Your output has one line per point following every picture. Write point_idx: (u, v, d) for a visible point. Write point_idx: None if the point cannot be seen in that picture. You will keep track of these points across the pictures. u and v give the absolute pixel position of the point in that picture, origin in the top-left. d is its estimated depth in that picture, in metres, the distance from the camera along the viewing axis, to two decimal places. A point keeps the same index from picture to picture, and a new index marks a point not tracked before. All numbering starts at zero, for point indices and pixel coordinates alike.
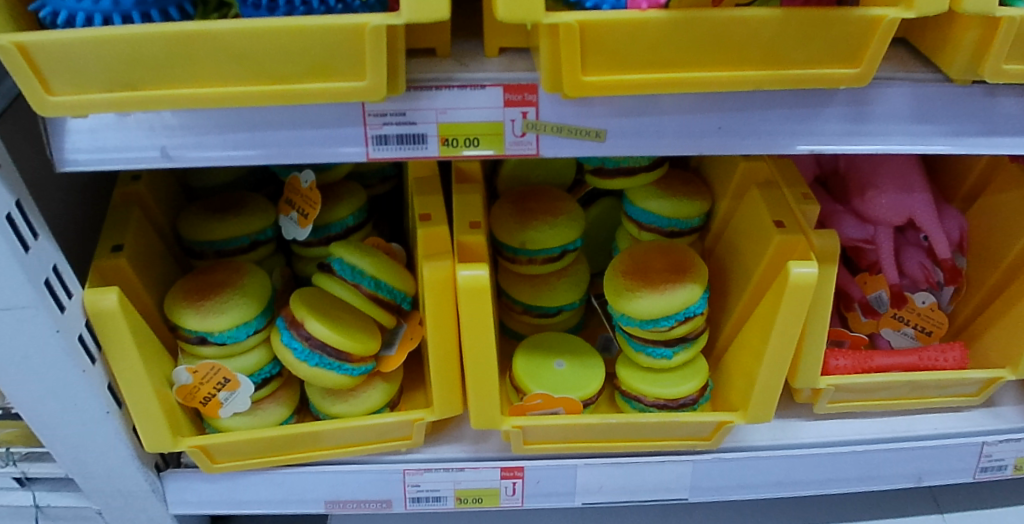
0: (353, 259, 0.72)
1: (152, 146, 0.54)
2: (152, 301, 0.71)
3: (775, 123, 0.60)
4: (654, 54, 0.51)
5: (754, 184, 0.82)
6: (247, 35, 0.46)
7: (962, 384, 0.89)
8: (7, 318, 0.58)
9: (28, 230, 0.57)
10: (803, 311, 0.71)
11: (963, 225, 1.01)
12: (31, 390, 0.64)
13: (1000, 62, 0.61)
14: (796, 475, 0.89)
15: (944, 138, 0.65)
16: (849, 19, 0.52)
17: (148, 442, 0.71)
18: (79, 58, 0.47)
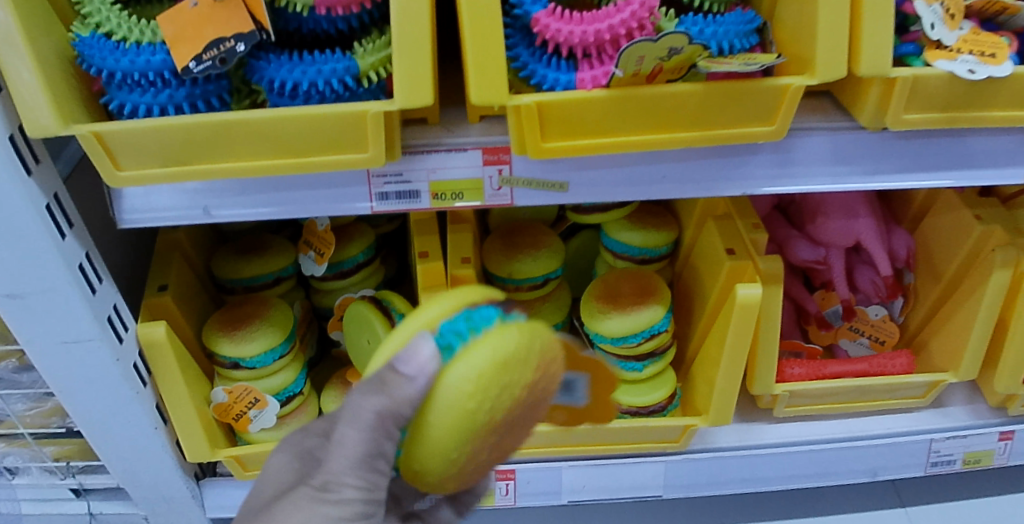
0: (399, 301, 0.86)
1: (196, 206, 0.66)
2: (192, 332, 0.83)
3: (712, 171, 0.72)
4: (601, 122, 0.63)
5: (713, 217, 0.94)
6: (275, 121, 0.59)
7: (909, 387, 0.99)
8: (76, 349, 0.70)
9: (94, 276, 0.70)
10: (750, 327, 0.83)
11: (910, 244, 1.08)
12: (93, 411, 0.76)
13: (901, 113, 0.71)
14: (759, 472, 1.01)
15: (861, 176, 0.76)
16: (761, 89, 0.64)
17: (189, 453, 0.83)
18: (142, 142, 0.59)
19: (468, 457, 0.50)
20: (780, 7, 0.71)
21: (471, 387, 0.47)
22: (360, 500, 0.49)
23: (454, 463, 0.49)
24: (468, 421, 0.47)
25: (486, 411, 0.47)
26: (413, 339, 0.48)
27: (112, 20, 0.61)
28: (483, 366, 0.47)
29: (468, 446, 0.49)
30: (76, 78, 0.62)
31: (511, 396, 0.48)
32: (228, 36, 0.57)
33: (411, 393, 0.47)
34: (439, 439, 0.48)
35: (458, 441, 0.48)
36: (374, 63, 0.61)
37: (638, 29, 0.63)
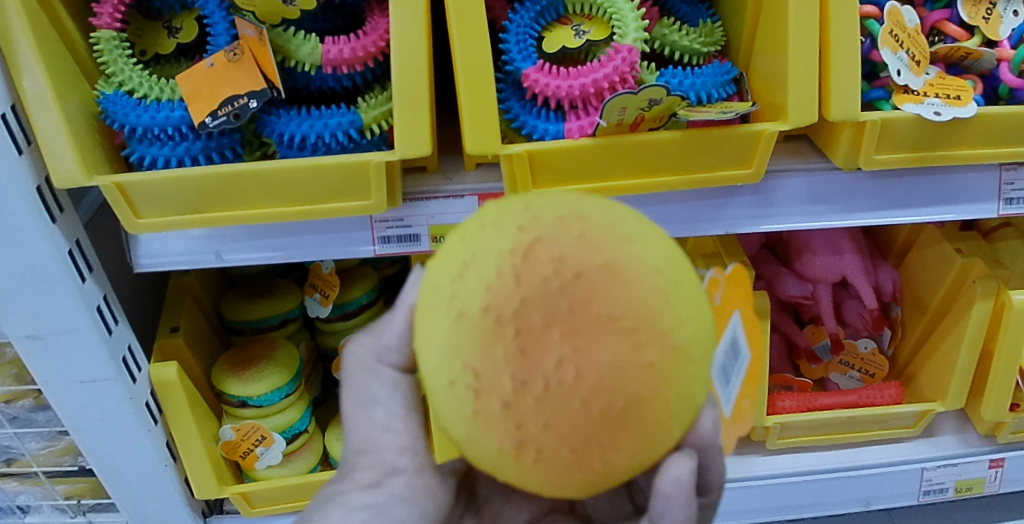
0: None
1: (209, 251, 0.70)
2: (201, 372, 0.87)
3: (695, 212, 0.76)
4: (589, 168, 0.68)
5: (701, 255, 0.98)
6: (284, 172, 0.63)
7: (898, 418, 1.02)
8: (93, 388, 0.74)
9: (111, 318, 0.73)
10: None
11: (896, 278, 1.11)
12: (107, 448, 0.79)
13: (872, 153, 0.75)
14: (753, 503, 1.03)
15: (839, 214, 0.80)
16: (738, 135, 0.68)
17: (198, 490, 0.85)
18: (160, 192, 0.63)
19: (480, 378, 0.39)
20: (755, 58, 0.76)
21: (446, 273, 0.42)
22: (373, 447, 0.53)
23: (459, 387, 0.40)
24: (446, 313, 0.40)
25: (472, 300, 0.40)
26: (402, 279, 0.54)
27: (134, 79, 0.65)
28: (447, 246, 0.43)
29: (469, 353, 0.39)
30: (100, 132, 0.67)
31: (499, 266, 0.40)
32: (242, 94, 0.62)
33: (390, 324, 0.53)
34: (427, 347, 0.41)
35: (451, 357, 0.40)
36: (377, 116, 0.66)
37: (621, 82, 0.67)
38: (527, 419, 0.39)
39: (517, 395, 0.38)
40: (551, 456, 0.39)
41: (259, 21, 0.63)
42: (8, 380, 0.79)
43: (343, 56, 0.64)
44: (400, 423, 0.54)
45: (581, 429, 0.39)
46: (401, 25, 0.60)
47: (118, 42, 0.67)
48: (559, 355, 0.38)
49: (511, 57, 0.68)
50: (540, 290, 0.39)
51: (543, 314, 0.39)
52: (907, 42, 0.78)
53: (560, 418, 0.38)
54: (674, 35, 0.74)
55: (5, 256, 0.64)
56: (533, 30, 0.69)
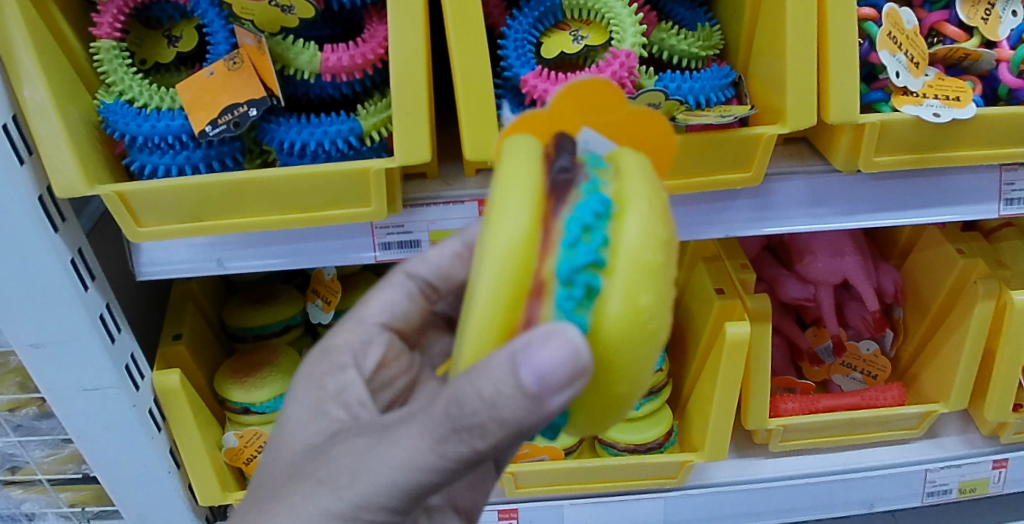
0: None
1: (210, 259, 0.71)
2: (204, 379, 0.87)
3: (694, 215, 0.76)
4: None
5: (703, 258, 0.97)
6: (284, 179, 0.63)
7: (900, 419, 1.02)
8: (96, 396, 0.74)
9: (114, 326, 0.74)
10: (741, 364, 0.86)
11: (899, 280, 1.10)
12: (110, 455, 0.79)
13: (872, 155, 0.75)
14: (757, 506, 1.02)
15: (839, 217, 0.80)
16: (737, 138, 0.68)
17: (201, 497, 0.86)
18: (161, 201, 0.64)
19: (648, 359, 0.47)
20: (753, 61, 0.76)
21: (649, 295, 0.43)
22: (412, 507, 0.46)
23: (636, 379, 0.46)
24: (649, 322, 0.44)
25: (667, 307, 0.45)
26: (548, 332, 0.40)
27: (135, 88, 0.66)
28: (632, 274, 0.42)
29: (655, 348, 0.46)
30: (101, 141, 0.67)
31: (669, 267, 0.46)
32: (242, 102, 0.62)
33: (514, 408, 0.41)
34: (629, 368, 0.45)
35: (620, 375, 0.45)
36: (376, 123, 0.66)
37: (620, 86, 0.67)
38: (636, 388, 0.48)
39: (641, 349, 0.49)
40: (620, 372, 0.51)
41: (258, 30, 0.63)
42: (12, 389, 0.80)
43: (342, 64, 0.64)
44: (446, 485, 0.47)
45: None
46: (399, 32, 0.60)
47: (118, 52, 0.67)
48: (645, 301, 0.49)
49: (510, 63, 0.68)
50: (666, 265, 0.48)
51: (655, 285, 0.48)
52: (905, 43, 0.78)
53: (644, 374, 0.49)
54: (672, 39, 0.74)
55: (8, 265, 0.64)
56: (532, 35, 0.70)
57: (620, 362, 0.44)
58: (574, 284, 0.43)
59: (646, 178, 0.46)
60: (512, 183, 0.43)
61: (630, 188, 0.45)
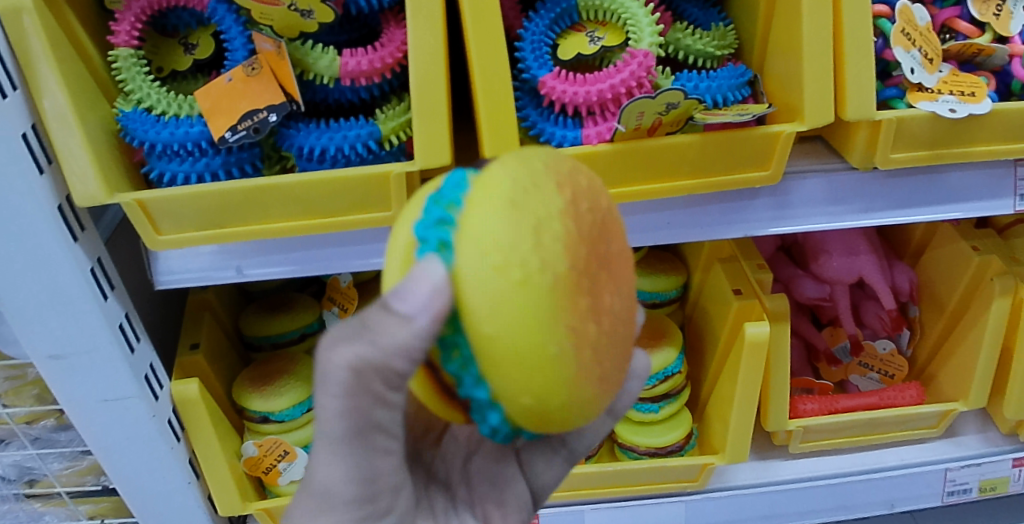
0: None
1: (229, 267, 0.70)
2: (222, 389, 0.87)
3: (713, 215, 0.76)
4: (609, 174, 0.68)
5: (719, 259, 0.97)
6: (305, 185, 0.63)
7: (920, 418, 1.01)
8: (116, 407, 0.73)
9: (133, 335, 0.73)
10: (761, 364, 0.85)
11: (913, 278, 1.09)
12: (129, 467, 0.79)
13: (889, 152, 0.75)
14: (778, 508, 1.02)
15: (857, 214, 0.79)
16: (756, 136, 0.68)
17: (221, 507, 0.85)
18: (180, 208, 0.64)
19: (576, 330, 0.42)
20: (769, 59, 0.76)
21: (500, 243, 0.40)
22: (375, 478, 0.45)
23: (559, 347, 0.42)
24: (519, 275, 0.40)
25: (547, 252, 0.41)
26: (410, 272, 0.40)
27: (152, 96, 0.66)
28: (495, 269, 0.40)
29: (564, 309, 0.41)
30: (119, 149, 0.67)
31: (558, 217, 0.42)
32: (261, 107, 0.62)
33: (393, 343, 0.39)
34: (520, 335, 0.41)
35: (535, 373, 0.42)
36: (394, 127, 0.66)
37: (637, 87, 0.67)
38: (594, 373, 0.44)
39: (597, 333, 0.44)
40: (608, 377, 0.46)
41: (277, 35, 0.63)
42: (30, 401, 0.80)
43: (361, 68, 0.64)
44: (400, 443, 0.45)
45: (617, 341, 0.46)
46: (418, 36, 0.60)
47: (136, 60, 0.67)
48: (607, 290, 0.45)
49: (528, 65, 0.68)
50: (588, 231, 0.44)
51: (596, 257, 0.44)
52: (919, 40, 0.78)
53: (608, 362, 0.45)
54: (687, 39, 0.74)
55: (28, 276, 0.64)
56: (548, 37, 0.70)
57: (519, 361, 0.41)
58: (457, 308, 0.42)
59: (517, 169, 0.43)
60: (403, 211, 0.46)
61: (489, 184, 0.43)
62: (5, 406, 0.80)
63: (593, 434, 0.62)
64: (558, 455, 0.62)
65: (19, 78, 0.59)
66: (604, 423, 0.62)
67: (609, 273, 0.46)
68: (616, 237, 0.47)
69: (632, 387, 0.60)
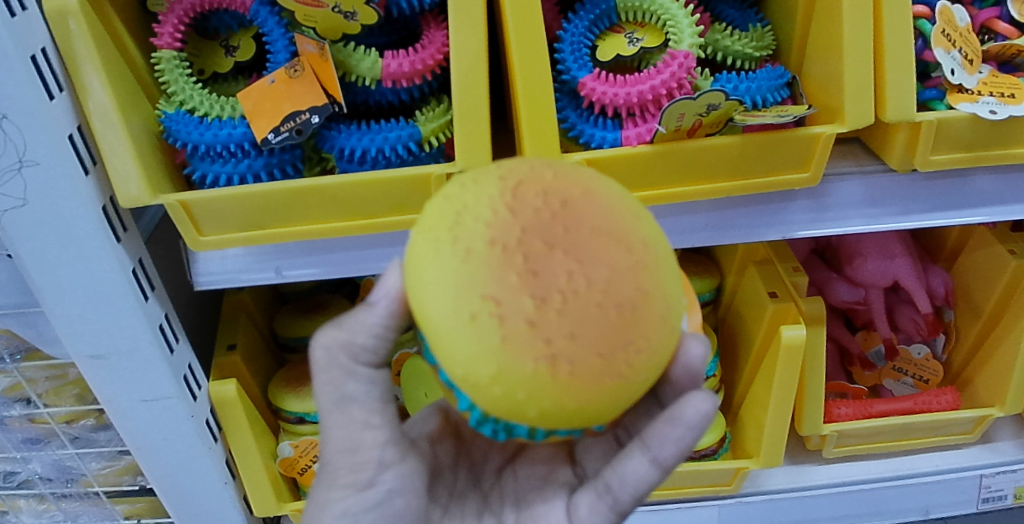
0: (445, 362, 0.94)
1: (269, 268, 0.71)
2: (258, 390, 0.88)
3: (751, 217, 0.75)
4: (648, 175, 0.68)
5: (753, 261, 0.96)
6: (346, 186, 0.63)
7: (956, 424, 0.99)
8: (155, 407, 0.74)
9: (172, 336, 0.74)
10: (797, 368, 0.84)
11: (948, 282, 1.07)
12: (167, 467, 0.79)
13: (928, 154, 0.73)
14: (811, 514, 1.01)
15: (896, 216, 0.77)
16: (797, 137, 0.67)
17: (256, 507, 0.86)
18: (223, 209, 0.64)
19: (500, 303, 0.43)
20: (808, 61, 0.75)
21: (428, 240, 0.45)
22: (353, 446, 0.53)
23: (480, 318, 0.43)
24: (451, 255, 0.44)
25: (463, 233, 0.44)
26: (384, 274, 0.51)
27: (195, 98, 0.66)
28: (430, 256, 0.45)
29: (487, 280, 0.43)
30: (161, 150, 0.68)
31: (486, 204, 0.45)
32: (303, 109, 0.62)
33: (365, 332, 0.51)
34: (436, 307, 0.44)
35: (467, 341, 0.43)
36: (435, 129, 0.66)
37: (678, 88, 0.68)
38: (553, 331, 0.43)
39: (540, 311, 0.43)
40: (584, 362, 0.43)
41: (320, 37, 0.64)
42: (70, 401, 0.81)
43: (402, 70, 0.64)
44: (379, 417, 0.53)
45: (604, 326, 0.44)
46: (460, 38, 0.60)
47: (178, 61, 0.67)
48: (567, 268, 0.44)
49: (568, 66, 0.69)
50: (531, 218, 0.45)
51: (543, 237, 0.44)
52: (959, 40, 0.76)
53: (582, 327, 0.43)
54: (726, 40, 0.74)
55: (72, 277, 0.64)
56: (587, 38, 0.71)
57: (445, 334, 0.43)
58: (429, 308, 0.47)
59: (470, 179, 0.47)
60: None
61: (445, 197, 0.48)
62: (45, 405, 0.81)
63: (638, 485, 0.53)
64: (602, 500, 0.55)
65: (66, 79, 0.60)
66: (651, 474, 0.52)
67: (575, 257, 0.44)
68: (596, 222, 0.45)
69: (682, 435, 0.51)
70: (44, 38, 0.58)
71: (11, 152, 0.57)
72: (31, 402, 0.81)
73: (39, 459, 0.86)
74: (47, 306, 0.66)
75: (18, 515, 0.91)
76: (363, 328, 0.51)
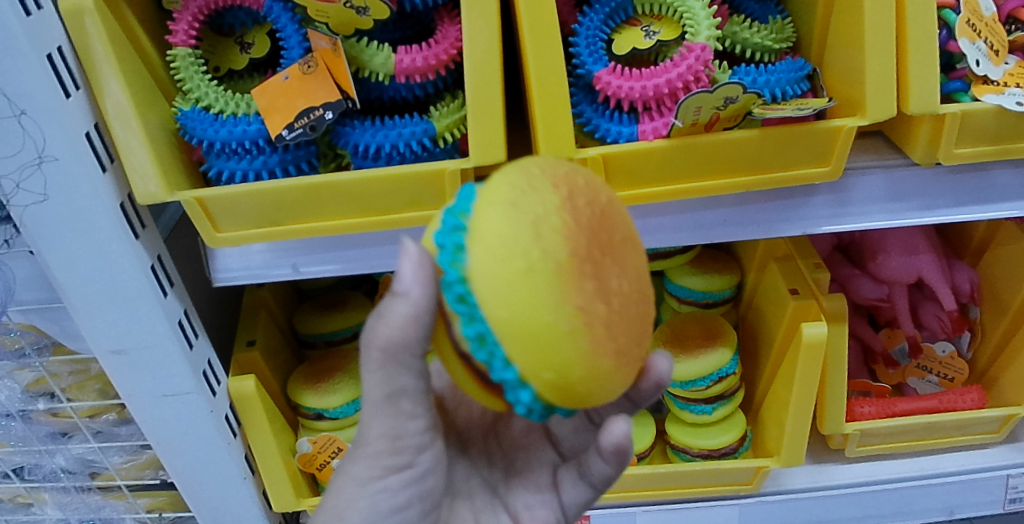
0: None
1: (286, 265, 0.71)
2: (278, 386, 0.89)
3: (771, 213, 0.74)
4: (663, 171, 0.68)
5: (774, 258, 0.95)
6: (361, 181, 0.64)
7: (981, 423, 0.97)
8: (175, 402, 0.75)
9: (192, 332, 0.75)
10: (818, 366, 0.83)
11: (975, 278, 1.05)
12: (188, 462, 0.80)
13: (952, 147, 0.71)
14: (833, 513, 1.00)
15: (919, 211, 0.76)
16: (817, 131, 0.66)
17: (277, 503, 0.87)
18: (238, 204, 0.64)
19: (584, 311, 0.43)
20: (828, 53, 0.74)
21: (501, 244, 0.42)
22: (398, 435, 0.50)
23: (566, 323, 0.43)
24: (529, 240, 0.43)
25: (548, 244, 0.43)
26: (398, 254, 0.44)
27: (210, 95, 0.66)
28: (494, 257, 0.42)
29: (567, 290, 0.43)
30: (178, 148, 0.68)
31: (556, 208, 0.44)
32: (318, 105, 0.62)
33: (413, 290, 0.43)
34: (511, 286, 0.42)
35: (536, 333, 0.42)
36: (448, 124, 0.66)
37: (695, 81, 0.67)
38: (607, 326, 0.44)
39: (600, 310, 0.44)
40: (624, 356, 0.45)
41: (332, 32, 0.64)
42: (92, 395, 0.82)
43: (415, 65, 0.64)
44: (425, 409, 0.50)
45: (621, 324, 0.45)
46: (472, 33, 0.60)
47: (193, 58, 0.68)
48: (609, 280, 0.45)
49: (583, 60, 0.69)
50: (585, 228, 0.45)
51: (598, 249, 0.45)
52: (984, 31, 0.74)
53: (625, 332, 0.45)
54: (745, 32, 0.74)
55: (93, 274, 0.65)
56: (603, 32, 0.71)
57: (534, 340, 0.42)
58: (465, 301, 0.44)
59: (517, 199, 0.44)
60: None
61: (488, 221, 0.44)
62: (68, 400, 0.82)
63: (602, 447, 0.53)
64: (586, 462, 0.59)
65: (82, 78, 0.60)
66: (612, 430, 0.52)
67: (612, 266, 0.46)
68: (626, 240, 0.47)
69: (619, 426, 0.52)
70: (60, 37, 0.58)
71: (31, 148, 0.58)
72: (54, 396, 0.83)
73: (62, 453, 0.87)
74: (68, 303, 0.67)
75: (43, 508, 0.92)
76: (401, 322, 0.43)
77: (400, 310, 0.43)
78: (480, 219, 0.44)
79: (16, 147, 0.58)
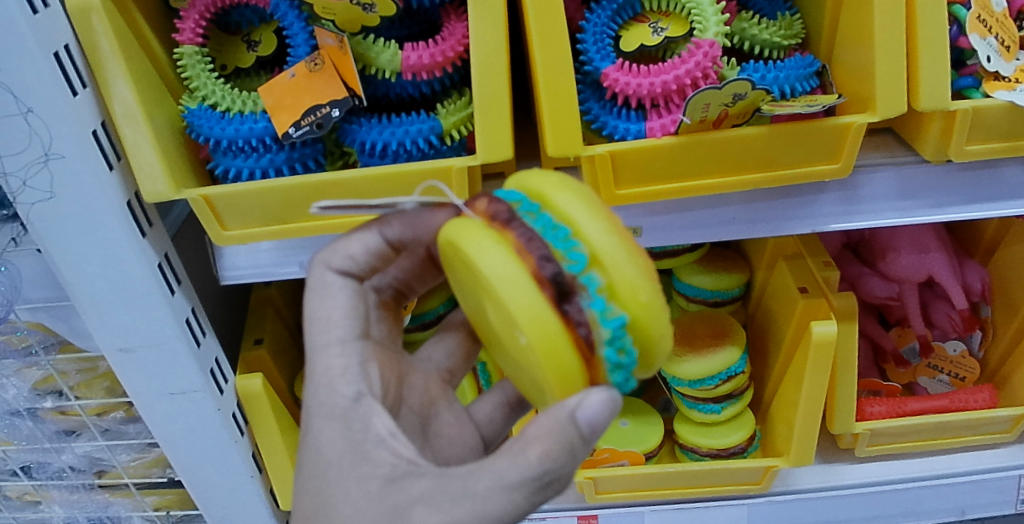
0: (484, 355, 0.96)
1: (293, 263, 0.71)
2: (285, 384, 0.89)
3: (780, 210, 0.74)
4: (671, 168, 0.67)
5: (783, 256, 0.94)
6: (368, 179, 0.63)
7: (992, 422, 0.96)
8: (182, 400, 0.75)
9: (199, 330, 0.75)
10: (828, 365, 0.82)
11: (986, 277, 1.04)
12: (195, 460, 0.80)
13: (964, 144, 0.70)
14: (843, 513, 0.99)
15: (929, 209, 0.75)
16: (827, 127, 0.66)
17: (285, 501, 0.87)
18: (246, 202, 0.64)
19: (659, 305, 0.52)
20: (838, 49, 0.73)
21: (634, 272, 0.48)
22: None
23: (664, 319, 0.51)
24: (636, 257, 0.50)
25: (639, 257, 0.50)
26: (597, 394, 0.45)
27: (217, 93, 0.66)
28: (635, 281, 0.48)
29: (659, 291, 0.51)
30: (185, 146, 0.68)
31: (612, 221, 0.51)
32: (324, 103, 0.62)
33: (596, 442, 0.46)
34: (655, 306, 0.49)
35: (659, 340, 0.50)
36: (455, 122, 0.66)
37: (703, 77, 0.66)
38: None
39: None
40: None
41: (339, 30, 0.64)
42: (100, 393, 0.82)
43: (422, 62, 0.64)
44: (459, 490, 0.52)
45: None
46: (479, 30, 0.59)
47: (200, 57, 0.68)
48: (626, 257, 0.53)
49: (590, 57, 0.69)
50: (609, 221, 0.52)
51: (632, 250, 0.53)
52: (996, 27, 0.73)
53: None
54: (754, 28, 0.73)
55: (100, 273, 0.65)
56: (610, 28, 0.71)
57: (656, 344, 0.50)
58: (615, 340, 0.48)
59: (612, 229, 0.49)
60: (527, 304, 0.46)
61: (611, 257, 0.48)
62: (76, 398, 0.82)
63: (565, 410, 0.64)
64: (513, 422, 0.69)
65: (90, 77, 0.60)
66: None
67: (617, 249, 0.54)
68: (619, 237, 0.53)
69: None
70: (67, 35, 0.58)
71: (38, 145, 0.58)
72: (62, 394, 0.83)
73: (69, 451, 0.87)
74: (75, 301, 0.67)
75: (51, 506, 0.93)
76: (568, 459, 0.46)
77: (563, 430, 0.45)
78: (604, 252, 0.48)
79: (23, 145, 0.58)
